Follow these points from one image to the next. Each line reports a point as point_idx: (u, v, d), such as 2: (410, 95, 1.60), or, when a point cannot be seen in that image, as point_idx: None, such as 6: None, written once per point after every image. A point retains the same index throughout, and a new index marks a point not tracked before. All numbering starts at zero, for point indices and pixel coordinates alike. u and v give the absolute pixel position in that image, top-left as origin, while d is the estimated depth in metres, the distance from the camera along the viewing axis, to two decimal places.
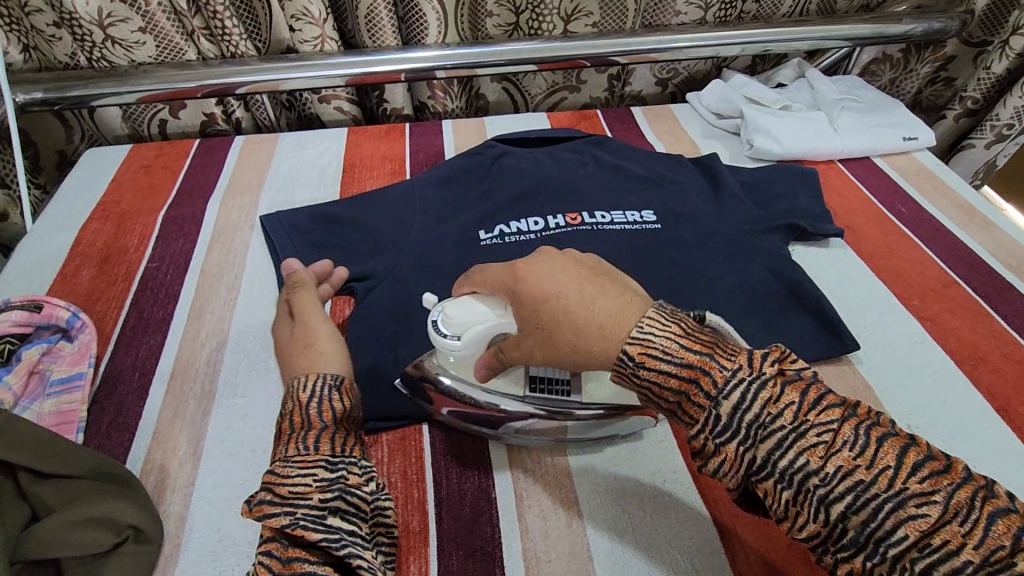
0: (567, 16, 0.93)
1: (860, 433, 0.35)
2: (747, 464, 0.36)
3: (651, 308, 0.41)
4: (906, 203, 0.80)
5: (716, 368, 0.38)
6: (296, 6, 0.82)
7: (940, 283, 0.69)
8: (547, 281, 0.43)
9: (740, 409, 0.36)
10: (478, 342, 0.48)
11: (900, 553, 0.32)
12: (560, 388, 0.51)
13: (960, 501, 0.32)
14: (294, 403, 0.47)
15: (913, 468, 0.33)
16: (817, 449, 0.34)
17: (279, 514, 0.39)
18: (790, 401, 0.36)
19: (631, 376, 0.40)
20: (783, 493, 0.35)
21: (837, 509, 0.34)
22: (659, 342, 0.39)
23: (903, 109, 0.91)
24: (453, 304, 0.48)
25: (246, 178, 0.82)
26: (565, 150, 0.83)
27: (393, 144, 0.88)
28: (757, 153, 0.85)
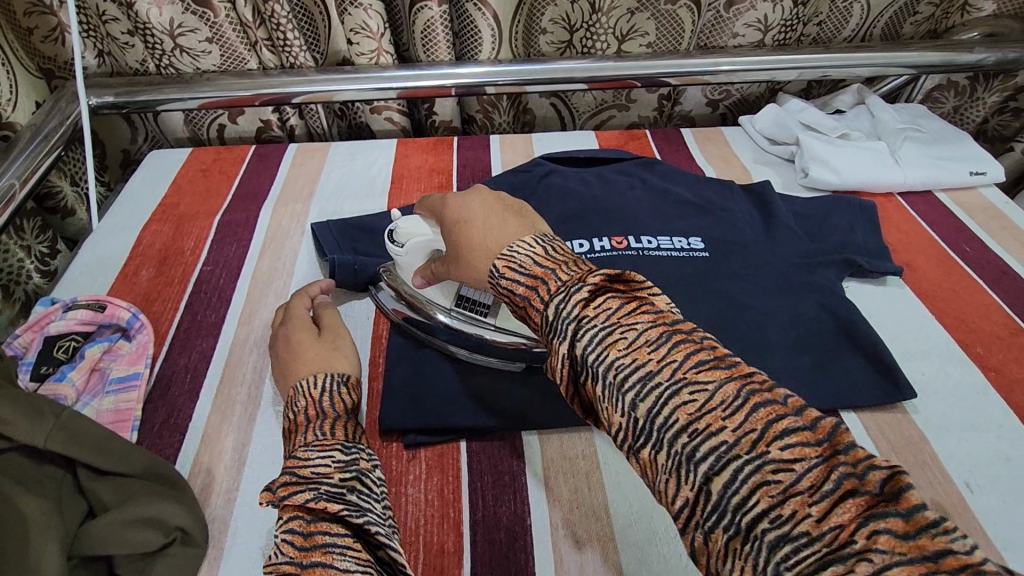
0: (621, 36, 0.92)
1: (663, 334, 0.35)
2: (567, 360, 0.37)
3: (531, 234, 0.44)
4: (970, 242, 0.76)
5: (556, 280, 0.39)
6: (355, 21, 0.84)
7: (1007, 330, 0.65)
8: (461, 211, 0.50)
9: (563, 309, 0.37)
10: (417, 252, 0.57)
11: (674, 437, 0.33)
12: (481, 306, 0.58)
13: (730, 390, 0.32)
14: (306, 398, 0.51)
15: (696, 361, 0.34)
16: (714, 427, 0.32)
17: (302, 489, 0.41)
18: (606, 305, 0.36)
19: (497, 288, 0.43)
20: (598, 390, 0.36)
21: (627, 396, 0.34)
22: (521, 256, 0.42)
23: (971, 141, 0.87)
24: (404, 219, 0.58)
25: (298, 186, 0.84)
26: (612, 172, 0.83)
27: (441, 157, 0.89)
28: (812, 182, 0.82)
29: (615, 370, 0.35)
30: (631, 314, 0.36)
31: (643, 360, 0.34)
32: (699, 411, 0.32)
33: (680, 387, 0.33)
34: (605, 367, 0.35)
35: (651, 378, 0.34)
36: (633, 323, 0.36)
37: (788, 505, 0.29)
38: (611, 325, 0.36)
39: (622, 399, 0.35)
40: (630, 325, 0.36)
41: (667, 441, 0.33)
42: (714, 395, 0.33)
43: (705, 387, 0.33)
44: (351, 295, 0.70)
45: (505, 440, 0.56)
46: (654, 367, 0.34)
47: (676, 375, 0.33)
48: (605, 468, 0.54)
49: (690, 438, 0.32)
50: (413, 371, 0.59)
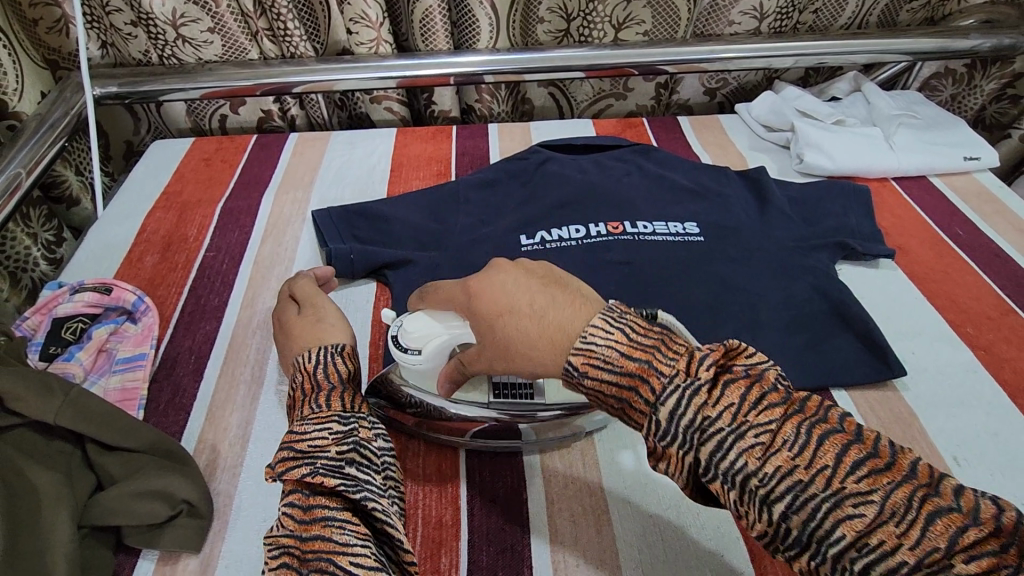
0: (617, 24, 0.93)
1: (802, 429, 0.34)
2: (691, 467, 0.35)
3: (598, 313, 0.40)
4: (963, 225, 0.77)
5: (656, 375, 0.36)
6: (354, 10, 0.85)
7: (997, 311, 0.66)
8: (500, 298, 0.44)
9: (677, 415, 0.35)
10: (439, 355, 0.49)
11: (840, 554, 0.31)
12: (522, 390, 0.52)
13: (898, 500, 0.31)
14: (304, 374, 0.50)
15: (852, 465, 0.32)
16: (890, 545, 0.30)
17: (299, 465, 0.41)
18: (728, 402, 0.35)
19: (576, 383, 0.40)
20: (730, 495, 0.34)
21: (778, 508, 0.33)
22: (602, 350, 0.39)
23: (966, 127, 0.88)
24: (411, 320, 0.51)
25: (299, 174, 0.85)
26: (610, 159, 0.84)
27: (440, 145, 0.90)
28: (807, 168, 0.83)
29: (757, 480, 0.33)
30: (759, 411, 0.35)
31: (789, 468, 0.33)
32: (868, 526, 0.31)
33: (840, 499, 0.32)
34: (743, 477, 0.33)
35: (805, 491, 0.32)
36: (764, 422, 0.34)
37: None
38: (743, 428, 0.34)
39: (772, 511, 0.33)
40: (762, 424, 0.34)
41: (833, 557, 0.31)
42: (881, 508, 0.31)
43: (870, 499, 0.31)
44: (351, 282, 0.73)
45: None
46: (804, 476, 0.32)
47: (834, 485, 0.32)
48: (599, 445, 0.55)
49: (858, 555, 0.31)
50: None
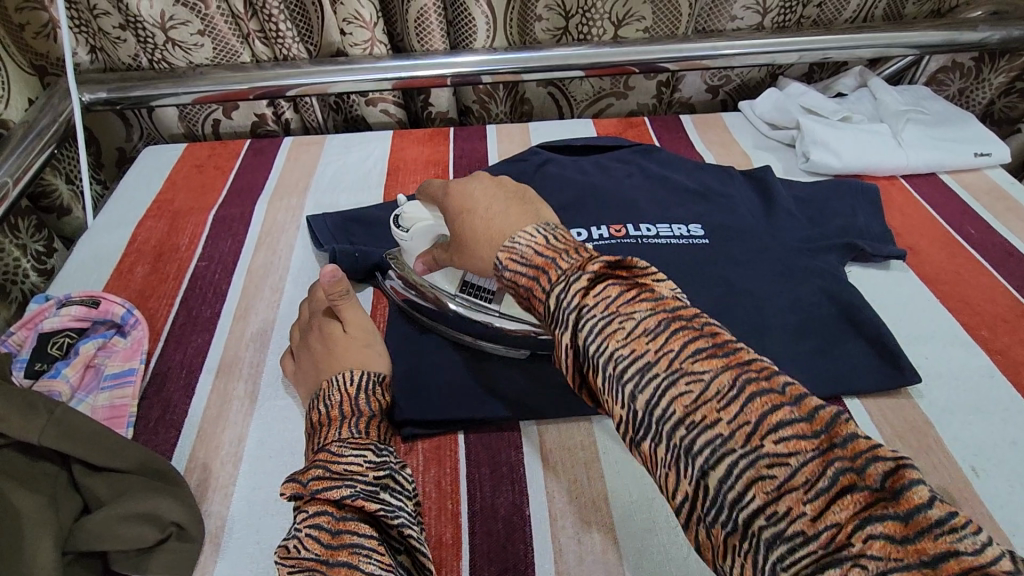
0: (617, 21, 0.90)
1: (663, 322, 0.34)
2: (569, 351, 0.36)
3: (531, 222, 0.43)
4: (975, 224, 0.75)
5: (557, 269, 0.38)
6: (347, 10, 0.83)
7: (1012, 313, 0.64)
8: (467, 199, 0.49)
9: (563, 299, 0.36)
10: (422, 237, 0.58)
11: (673, 432, 0.31)
12: (484, 293, 0.57)
13: (725, 381, 0.31)
14: (341, 394, 0.49)
15: (693, 350, 0.32)
16: (710, 419, 0.30)
17: (340, 485, 0.40)
18: (606, 294, 0.35)
19: (500, 279, 0.43)
20: (597, 379, 0.34)
21: (626, 387, 0.33)
22: (521, 248, 0.41)
23: (976, 122, 0.85)
24: (408, 204, 0.59)
25: (292, 180, 0.83)
26: (611, 160, 0.82)
27: (437, 148, 0.88)
28: (814, 167, 0.81)
29: (612, 360, 0.33)
30: (631, 303, 0.35)
31: (642, 351, 0.33)
32: (695, 403, 0.31)
33: (677, 376, 0.32)
34: (602, 358, 0.34)
35: (643, 364, 0.33)
36: (633, 312, 0.34)
37: (784, 501, 0.27)
38: (612, 315, 0.34)
39: (622, 391, 0.33)
40: (629, 314, 0.34)
41: (667, 436, 0.31)
42: (708, 385, 0.31)
43: (701, 377, 0.31)
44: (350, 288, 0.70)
45: (503, 431, 0.56)
46: (652, 358, 0.33)
47: (674, 365, 0.32)
48: (603, 457, 0.53)
49: (687, 431, 0.30)
50: (409, 362, 0.59)
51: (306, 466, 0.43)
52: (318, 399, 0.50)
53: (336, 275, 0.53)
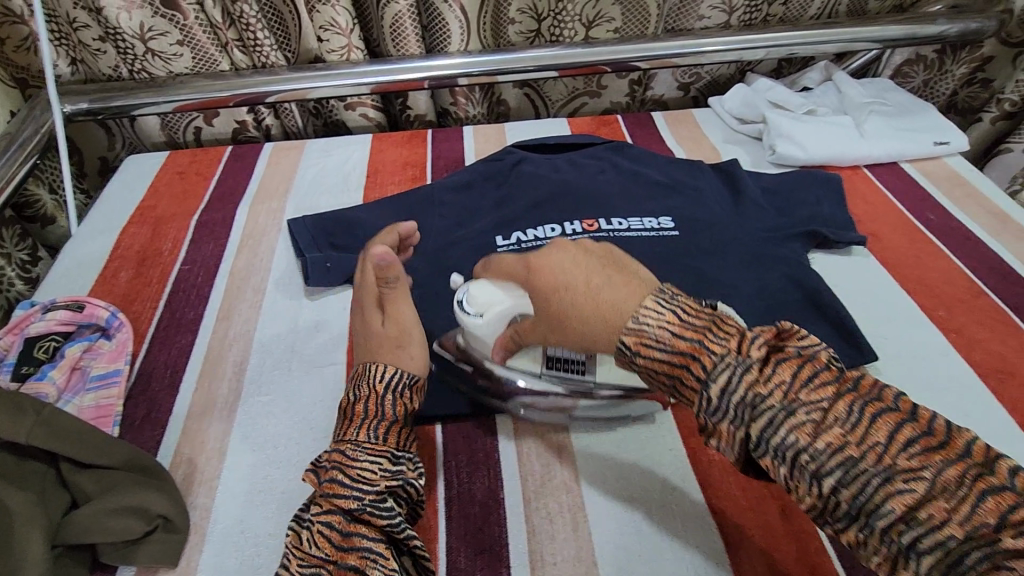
0: (587, 23, 0.93)
1: (855, 408, 0.34)
2: (742, 443, 0.35)
3: (651, 294, 0.40)
4: (934, 209, 0.78)
5: (709, 353, 0.37)
6: (323, 18, 0.85)
7: (968, 293, 0.67)
8: (558, 275, 0.44)
9: (732, 392, 0.35)
10: (499, 321, 0.52)
11: (888, 527, 0.31)
12: (574, 365, 0.52)
13: (950, 476, 0.31)
14: (368, 392, 0.48)
15: (905, 442, 0.32)
16: (940, 519, 0.30)
17: (350, 496, 0.42)
18: (782, 380, 0.35)
19: (626, 362, 0.41)
20: (780, 470, 0.34)
21: (827, 482, 0.33)
22: (654, 330, 0.39)
23: (936, 112, 0.88)
24: (476, 285, 0.52)
25: (273, 184, 0.85)
26: (584, 157, 0.84)
27: (415, 149, 0.90)
28: (780, 158, 0.83)
29: (808, 455, 0.33)
30: (812, 389, 0.35)
31: (836, 443, 0.33)
32: (918, 501, 0.31)
33: (893, 475, 0.32)
34: (793, 452, 0.34)
35: (843, 453, 0.33)
36: (816, 400, 0.34)
37: None
38: (794, 406, 0.34)
39: (820, 485, 0.33)
40: (814, 402, 0.34)
41: (881, 531, 0.31)
42: (932, 483, 0.31)
43: (919, 475, 0.31)
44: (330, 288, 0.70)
45: (478, 420, 0.58)
46: (856, 453, 0.33)
47: (884, 461, 0.32)
48: (576, 441, 0.55)
49: (907, 529, 0.31)
50: None
51: (324, 461, 0.45)
52: (348, 389, 0.49)
53: (387, 259, 0.52)
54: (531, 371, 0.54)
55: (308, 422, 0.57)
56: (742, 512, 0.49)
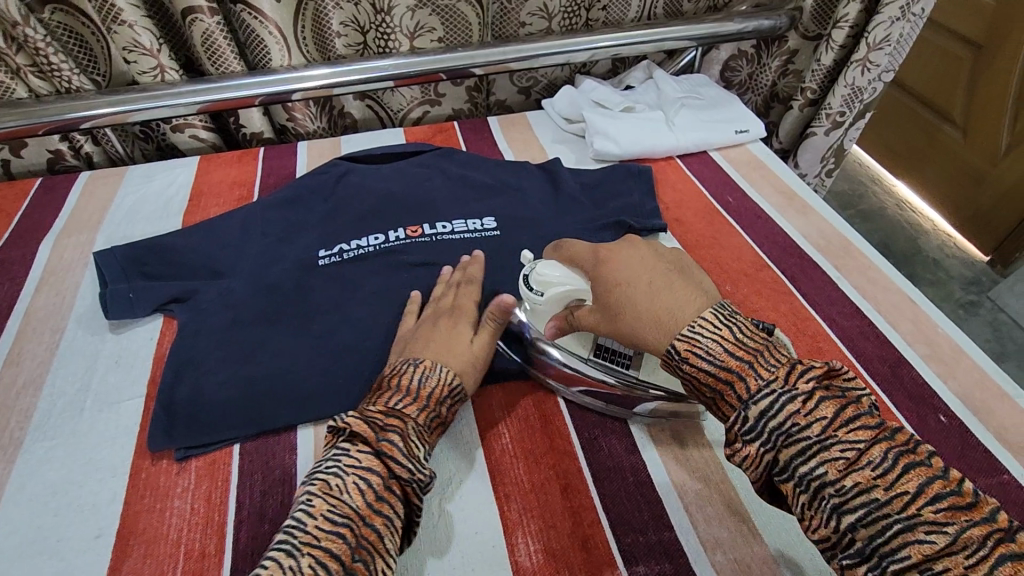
0: (409, 33, 0.94)
1: (886, 454, 0.40)
2: (768, 464, 0.43)
3: (710, 309, 0.50)
4: (734, 193, 0.84)
5: (754, 376, 0.44)
6: (124, 39, 0.81)
7: (753, 267, 0.72)
8: (619, 272, 0.56)
9: (769, 415, 0.43)
10: (557, 302, 0.60)
11: (902, 571, 0.36)
12: (621, 359, 0.58)
13: (973, 536, 0.36)
14: (433, 387, 0.53)
15: (932, 498, 0.37)
16: (956, 572, 0.35)
17: (404, 462, 0.46)
18: (820, 415, 0.41)
19: (674, 366, 0.49)
20: (800, 497, 0.41)
21: (848, 518, 0.39)
22: (706, 342, 0.47)
23: (738, 103, 0.96)
24: (544, 266, 0.62)
25: (86, 214, 0.81)
26: (412, 165, 0.85)
27: (244, 168, 0.89)
28: (599, 154, 0.89)
29: (832, 488, 0.39)
30: (850, 429, 0.41)
31: (862, 482, 0.39)
32: (936, 553, 0.36)
33: (914, 524, 0.37)
34: (817, 483, 0.40)
35: (866, 495, 0.38)
36: (853, 440, 0.40)
37: None
38: (830, 441, 0.40)
39: (839, 520, 0.39)
40: (852, 441, 0.40)
41: (896, 574, 0.36)
42: (953, 538, 0.36)
43: (944, 529, 0.36)
44: (134, 320, 0.67)
45: (278, 437, 0.58)
46: (882, 496, 0.38)
47: (909, 509, 0.37)
48: None
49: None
50: (193, 387, 0.60)
51: (382, 421, 0.48)
52: (415, 371, 0.53)
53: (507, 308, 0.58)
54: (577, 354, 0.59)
55: (93, 462, 0.55)
56: (524, 495, 0.52)
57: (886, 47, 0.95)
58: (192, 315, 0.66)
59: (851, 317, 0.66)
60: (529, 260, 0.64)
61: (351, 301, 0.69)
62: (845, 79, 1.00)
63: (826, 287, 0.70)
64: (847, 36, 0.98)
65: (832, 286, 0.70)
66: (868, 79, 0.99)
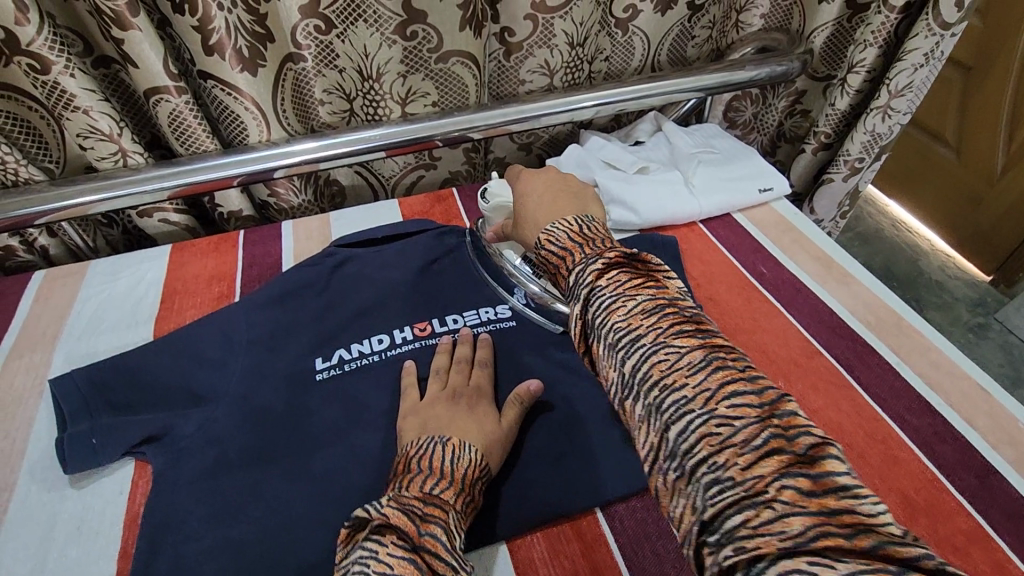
0: (401, 99, 0.86)
1: (660, 307, 0.40)
2: (577, 319, 0.43)
3: (574, 216, 0.52)
4: (766, 262, 0.78)
5: (583, 252, 0.47)
6: (79, 125, 0.71)
7: (804, 354, 0.65)
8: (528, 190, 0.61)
9: (580, 278, 0.44)
10: (497, 212, 0.70)
11: (649, 394, 0.37)
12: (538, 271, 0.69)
13: (697, 357, 0.37)
14: (465, 469, 0.49)
15: (677, 330, 0.39)
16: (679, 381, 0.36)
17: (446, 559, 0.41)
18: (616, 277, 0.42)
19: (536, 257, 0.51)
20: (601, 351, 0.41)
21: (621, 356, 0.39)
22: (558, 233, 0.50)
23: (756, 156, 0.90)
24: (497, 185, 0.72)
25: (41, 327, 0.70)
26: (413, 247, 0.77)
27: (223, 258, 0.79)
28: (616, 225, 0.81)
29: (612, 331, 0.40)
30: (638, 287, 0.42)
31: (729, 464, 0.33)
32: (670, 368, 0.37)
33: (660, 347, 0.38)
34: (606, 330, 0.40)
35: (634, 333, 0.39)
36: (637, 295, 0.41)
37: (724, 456, 0.33)
38: (620, 296, 0.41)
39: (618, 358, 0.39)
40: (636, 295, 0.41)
41: (643, 394, 0.38)
42: (685, 359, 0.37)
43: (678, 349, 0.38)
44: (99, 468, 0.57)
45: None
46: (643, 331, 0.39)
47: (659, 338, 0.38)
48: None
49: (660, 392, 0.37)
50: (173, 563, 0.50)
51: (420, 511, 0.43)
52: (445, 449, 0.50)
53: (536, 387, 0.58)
54: (511, 261, 0.72)
55: None
56: None
57: (907, 94, 0.90)
58: (168, 458, 0.56)
59: (921, 416, 0.59)
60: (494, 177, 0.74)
61: (357, 425, 0.60)
62: (864, 126, 0.94)
63: (888, 376, 0.63)
64: (864, 81, 0.93)
65: (895, 376, 0.63)
66: (887, 126, 0.94)
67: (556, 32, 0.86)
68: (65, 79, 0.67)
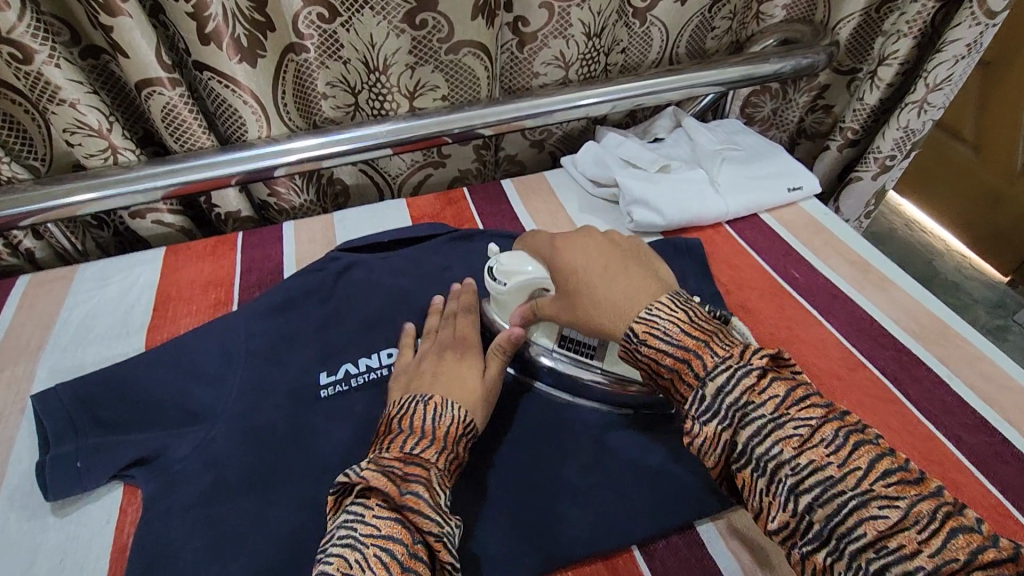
0: (409, 93, 0.81)
1: (838, 433, 0.39)
2: (726, 444, 0.41)
3: (665, 295, 0.49)
4: (799, 266, 0.73)
5: (711, 354, 0.43)
6: (65, 119, 0.67)
7: (846, 367, 0.61)
8: (561, 258, 0.55)
9: (724, 393, 0.42)
10: (519, 291, 0.57)
11: (853, 546, 0.36)
12: (586, 349, 0.57)
13: (921, 509, 0.35)
14: (448, 423, 0.48)
15: (882, 474, 0.37)
16: (904, 545, 0.34)
17: (429, 517, 0.41)
18: (772, 395, 0.41)
19: (633, 350, 0.48)
20: (757, 484, 0.40)
21: (804, 500, 0.38)
22: (663, 323, 0.46)
23: (783, 154, 0.85)
24: (509, 256, 0.58)
25: (25, 336, 0.66)
26: (423, 252, 0.72)
27: (220, 263, 0.74)
28: (638, 226, 0.77)
29: (788, 468, 0.38)
30: (801, 407, 0.40)
31: None
32: (888, 528, 0.35)
33: (863, 497, 0.36)
34: (775, 463, 0.39)
35: (820, 471, 0.38)
36: (805, 418, 0.40)
37: None
38: (783, 420, 0.40)
39: (797, 502, 0.38)
40: (803, 420, 0.40)
41: (846, 550, 0.36)
42: (902, 513, 0.35)
43: (893, 503, 0.36)
44: (84, 494, 0.52)
45: None
46: (834, 473, 0.37)
47: (861, 483, 0.37)
48: None
49: (872, 551, 0.35)
50: None
51: (400, 472, 0.43)
52: (426, 407, 0.48)
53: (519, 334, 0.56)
54: (544, 344, 0.58)
55: None
56: None
57: (943, 87, 0.85)
58: (160, 483, 0.52)
59: (978, 434, 0.55)
60: (495, 249, 0.60)
61: (366, 445, 0.55)
62: (896, 121, 0.90)
63: (939, 391, 0.58)
64: (896, 74, 0.88)
65: (947, 390, 0.58)
66: (921, 121, 0.89)
67: (573, 22, 0.81)
68: (49, 69, 0.62)
